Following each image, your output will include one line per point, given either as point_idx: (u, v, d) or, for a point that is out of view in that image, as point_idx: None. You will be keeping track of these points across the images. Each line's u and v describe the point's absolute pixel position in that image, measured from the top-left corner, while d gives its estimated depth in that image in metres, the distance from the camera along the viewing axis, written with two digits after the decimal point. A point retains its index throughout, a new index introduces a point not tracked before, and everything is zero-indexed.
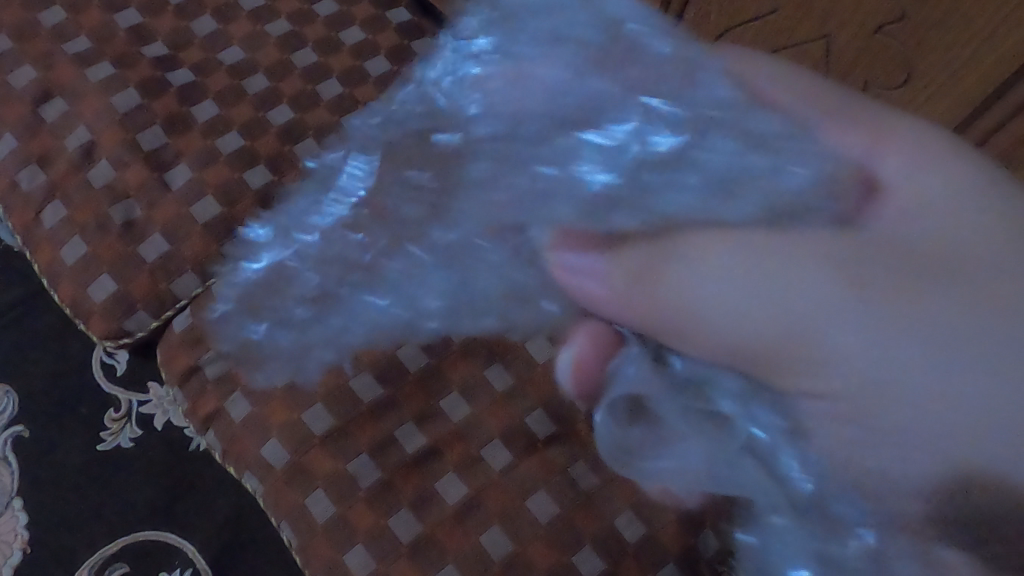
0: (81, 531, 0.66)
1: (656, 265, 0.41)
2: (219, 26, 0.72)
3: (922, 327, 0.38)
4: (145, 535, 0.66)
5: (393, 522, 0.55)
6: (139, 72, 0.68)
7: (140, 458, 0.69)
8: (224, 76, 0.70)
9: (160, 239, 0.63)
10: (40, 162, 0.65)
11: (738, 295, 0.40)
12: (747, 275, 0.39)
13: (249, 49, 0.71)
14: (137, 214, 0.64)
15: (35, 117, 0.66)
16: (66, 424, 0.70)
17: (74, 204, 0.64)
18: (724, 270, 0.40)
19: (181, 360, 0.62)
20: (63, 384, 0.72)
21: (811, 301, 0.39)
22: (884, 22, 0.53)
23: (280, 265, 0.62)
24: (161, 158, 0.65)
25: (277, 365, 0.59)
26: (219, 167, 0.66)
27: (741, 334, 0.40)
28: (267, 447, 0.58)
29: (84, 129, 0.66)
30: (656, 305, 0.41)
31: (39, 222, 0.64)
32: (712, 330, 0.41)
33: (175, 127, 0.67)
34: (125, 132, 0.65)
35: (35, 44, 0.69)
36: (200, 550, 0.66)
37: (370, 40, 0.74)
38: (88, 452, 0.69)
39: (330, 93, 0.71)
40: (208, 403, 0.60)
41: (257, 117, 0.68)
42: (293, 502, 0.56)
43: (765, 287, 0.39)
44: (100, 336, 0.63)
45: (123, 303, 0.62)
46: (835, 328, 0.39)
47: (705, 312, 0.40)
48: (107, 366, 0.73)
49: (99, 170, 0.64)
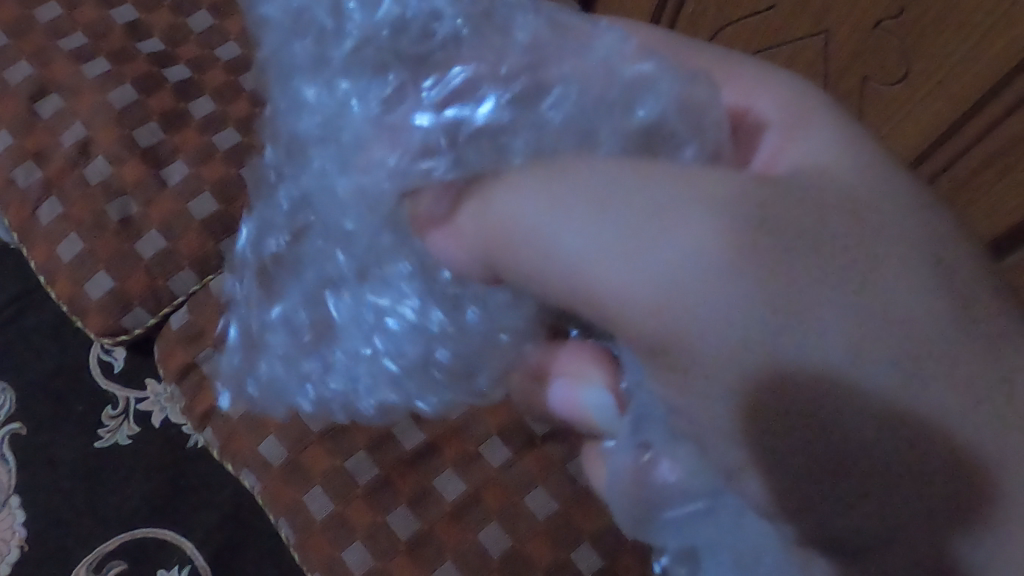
0: (79, 528, 0.66)
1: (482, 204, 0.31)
2: (216, 22, 0.72)
3: (809, 307, 0.27)
4: (143, 532, 0.66)
5: (390, 519, 0.55)
6: (135, 68, 0.68)
7: (137, 455, 0.69)
8: (220, 72, 0.69)
9: (157, 236, 0.63)
10: (35, 159, 0.65)
11: (568, 229, 0.29)
12: (560, 198, 0.29)
13: (246, 45, 0.71)
14: (134, 211, 0.63)
15: (31, 113, 0.66)
16: (63, 421, 0.70)
17: (71, 201, 0.64)
18: (550, 206, 0.29)
19: (178, 357, 0.62)
20: (60, 381, 0.72)
21: (635, 266, 0.28)
22: (881, 18, 0.51)
23: None
24: (157, 154, 0.65)
25: None
26: (216, 164, 0.65)
27: (580, 269, 0.29)
28: (265, 444, 0.57)
29: (79, 126, 0.65)
30: (494, 233, 0.31)
31: (35, 219, 0.64)
32: (553, 261, 0.29)
33: (171, 123, 0.66)
34: (122, 129, 0.65)
35: (30, 40, 0.68)
36: (198, 547, 0.66)
37: None
38: (86, 449, 0.69)
39: None
40: (206, 400, 0.60)
41: (254, 114, 0.68)
42: (291, 499, 0.56)
43: (590, 214, 0.28)
44: (96, 333, 0.63)
45: (120, 300, 0.62)
46: (612, 247, 0.28)
47: (558, 245, 0.29)
48: (105, 363, 0.73)
49: (95, 167, 0.64)
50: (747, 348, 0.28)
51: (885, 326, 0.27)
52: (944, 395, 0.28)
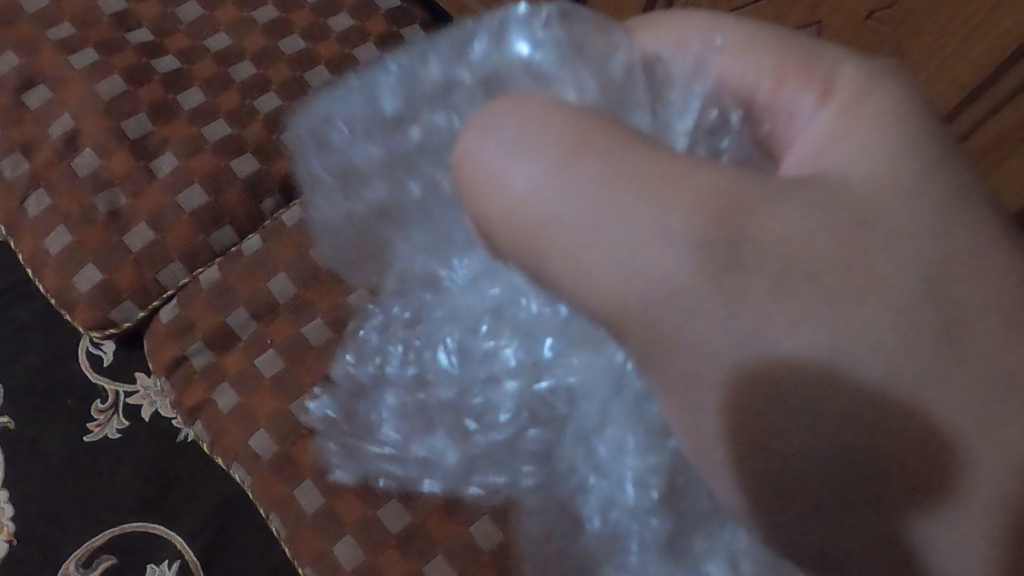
0: (69, 522, 0.66)
1: (528, 135, 0.27)
2: (205, 12, 0.71)
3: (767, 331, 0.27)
4: (134, 527, 0.66)
5: (381, 513, 0.55)
6: (124, 59, 0.67)
7: (127, 449, 0.69)
8: (210, 63, 0.69)
9: (146, 228, 0.63)
10: (23, 150, 0.64)
11: (621, 248, 0.27)
12: (568, 185, 0.27)
13: (236, 36, 0.71)
14: (123, 203, 0.63)
15: (18, 104, 0.65)
16: (52, 415, 0.70)
17: (58, 192, 0.63)
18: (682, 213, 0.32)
19: (167, 350, 0.61)
20: (48, 374, 0.71)
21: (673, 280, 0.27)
22: (874, 11, 0.52)
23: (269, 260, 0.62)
24: (146, 146, 0.65)
25: (264, 355, 0.59)
26: (205, 156, 0.65)
27: (595, 263, 0.27)
28: (255, 438, 0.57)
29: (67, 116, 0.65)
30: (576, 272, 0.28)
31: (24, 212, 0.64)
32: (596, 260, 0.27)
33: (160, 115, 0.66)
34: (110, 120, 0.65)
35: (17, 30, 0.68)
36: (188, 541, 0.66)
37: (360, 27, 0.74)
38: (75, 442, 0.69)
39: (317, 81, 0.70)
40: (194, 395, 0.60)
41: (243, 105, 0.67)
42: (279, 493, 0.56)
43: (699, 206, 0.27)
44: (85, 326, 0.63)
45: (109, 293, 0.62)
46: (676, 315, 0.28)
47: (591, 244, 0.27)
48: (94, 356, 0.72)
49: (83, 158, 0.64)
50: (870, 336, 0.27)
51: (867, 327, 0.27)
52: (989, 353, 0.28)
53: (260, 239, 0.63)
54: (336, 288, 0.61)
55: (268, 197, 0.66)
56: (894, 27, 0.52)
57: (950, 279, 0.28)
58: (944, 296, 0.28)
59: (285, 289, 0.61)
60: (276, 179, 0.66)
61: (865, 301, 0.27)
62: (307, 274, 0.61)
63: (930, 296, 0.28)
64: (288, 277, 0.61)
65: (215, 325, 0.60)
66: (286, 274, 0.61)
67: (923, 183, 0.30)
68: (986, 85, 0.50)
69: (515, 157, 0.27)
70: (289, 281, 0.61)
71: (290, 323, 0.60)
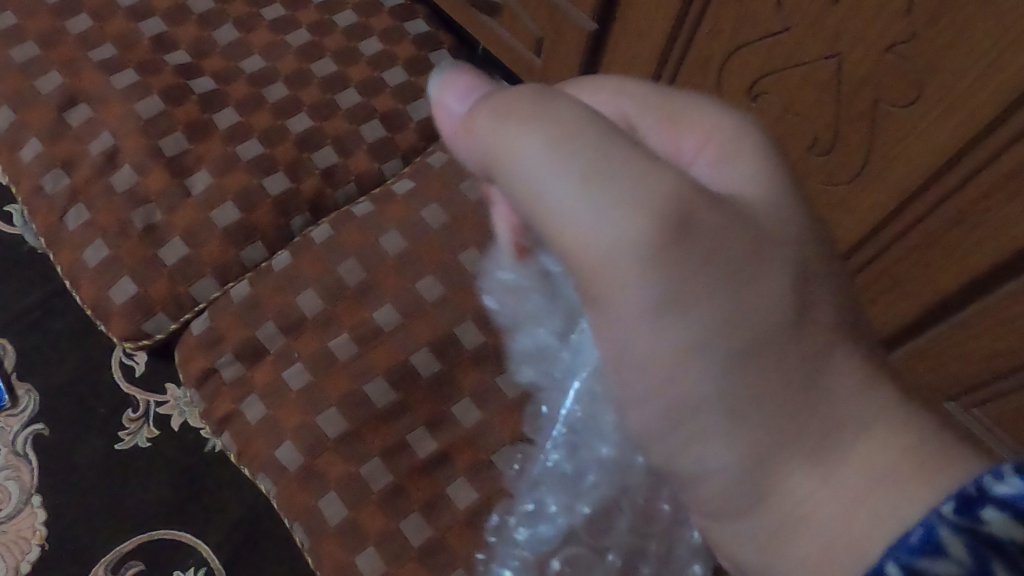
0: (98, 528, 0.67)
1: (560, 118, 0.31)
2: (240, 35, 0.74)
3: (665, 331, 0.33)
4: (161, 533, 0.67)
5: (403, 525, 0.56)
6: (162, 79, 0.69)
7: (155, 459, 0.70)
8: (244, 85, 0.71)
9: (181, 242, 0.65)
10: (65, 166, 0.67)
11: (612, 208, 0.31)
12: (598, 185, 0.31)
13: (270, 58, 0.73)
14: (158, 219, 0.65)
15: (61, 123, 0.68)
16: (84, 422, 0.72)
17: (96, 207, 0.65)
18: (558, 172, 0.31)
19: (198, 361, 0.63)
20: (79, 385, 0.73)
21: (668, 346, 0.34)
22: (894, 43, 0.49)
23: (298, 275, 0.64)
24: (182, 164, 0.67)
25: (292, 368, 0.61)
26: (240, 175, 0.67)
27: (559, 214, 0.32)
28: (282, 449, 0.59)
29: (106, 133, 0.67)
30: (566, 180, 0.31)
31: (62, 225, 0.66)
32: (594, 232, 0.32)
33: (197, 135, 0.68)
34: (148, 138, 0.67)
35: (62, 51, 0.71)
36: (213, 549, 0.67)
37: (388, 51, 0.76)
38: (105, 450, 0.70)
39: (348, 102, 0.72)
40: (223, 406, 0.61)
41: (276, 126, 0.69)
42: (305, 504, 0.57)
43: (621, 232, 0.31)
44: (119, 337, 0.64)
45: (142, 306, 0.64)
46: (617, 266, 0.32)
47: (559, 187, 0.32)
48: (127, 366, 0.74)
49: (121, 174, 0.66)
50: (737, 497, 0.36)
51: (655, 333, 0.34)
52: (810, 530, 0.34)
53: (290, 255, 0.65)
54: (364, 305, 0.62)
55: (298, 216, 0.68)
56: (914, 61, 0.49)
57: (743, 427, 0.34)
58: (733, 440, 0.34)
59: (312, 304, 0.63)
60: (307, 197, 0.68)
61: (817, 522, 0.34)
62: (336, 290, 0.63)
63: (688, 427, 0.36)
64: (317, 293, 0.63)
65: (246, 337, 0.62)
66: (315, 290, 0.63)
67: (693, 289, 0.32)
68: (989, 128, 0.48)
69: (527, 124, 0.32)
70: (318, 297, 0.63)
71: (317, 338, 0.61)
